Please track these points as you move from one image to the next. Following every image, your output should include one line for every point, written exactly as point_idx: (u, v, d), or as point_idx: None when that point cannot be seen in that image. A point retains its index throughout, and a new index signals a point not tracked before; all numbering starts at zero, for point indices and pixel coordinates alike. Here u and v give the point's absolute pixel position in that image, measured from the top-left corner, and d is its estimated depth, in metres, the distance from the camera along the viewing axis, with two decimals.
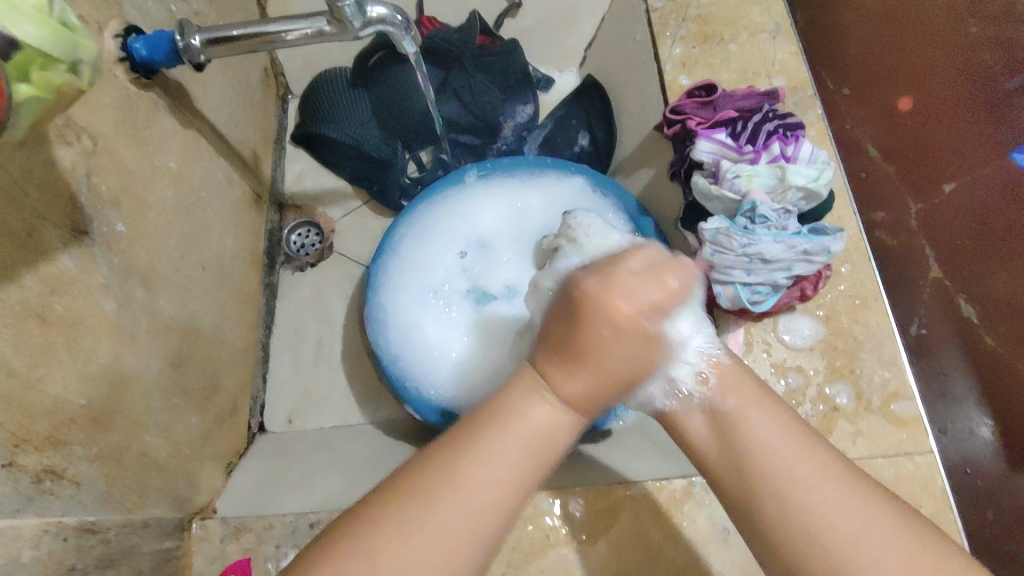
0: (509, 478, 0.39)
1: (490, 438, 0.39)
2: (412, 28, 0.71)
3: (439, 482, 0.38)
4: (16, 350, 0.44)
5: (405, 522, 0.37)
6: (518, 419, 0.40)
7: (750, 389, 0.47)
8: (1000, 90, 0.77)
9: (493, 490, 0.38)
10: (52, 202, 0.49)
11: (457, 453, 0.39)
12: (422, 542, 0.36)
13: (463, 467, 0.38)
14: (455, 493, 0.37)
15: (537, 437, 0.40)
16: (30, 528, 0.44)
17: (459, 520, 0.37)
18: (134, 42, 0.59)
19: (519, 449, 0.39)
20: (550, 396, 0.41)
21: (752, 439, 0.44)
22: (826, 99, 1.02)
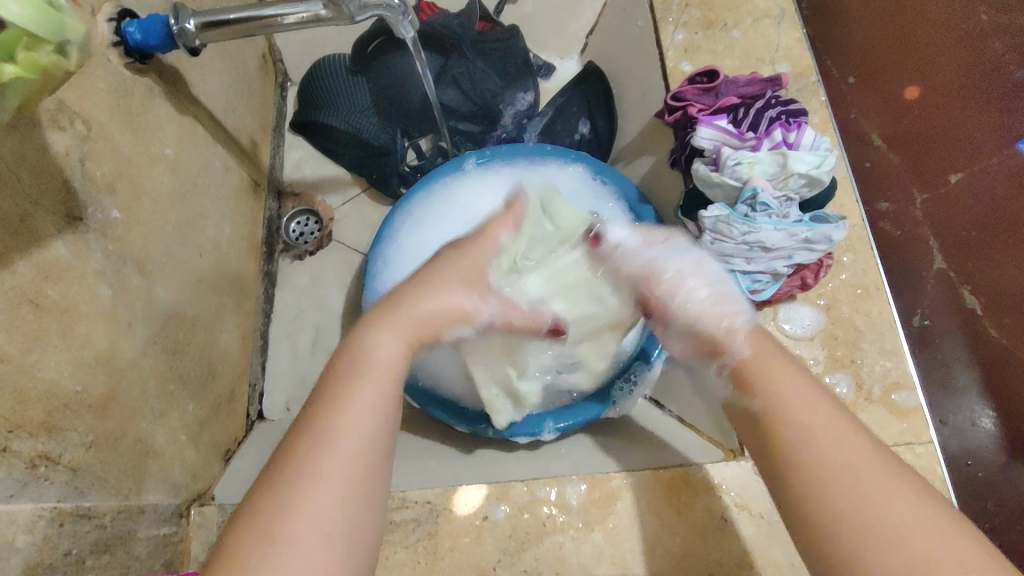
0: (371, 405, 0.42)
1: (347, 390, 0.43)
2: (409, 13, 0.70)
3: (295, 463, 0.39)
4: (9, 335, 0.44)
5: (295, 489, 0.38)
6: (368, 355, 0.45)
7: (775, 363, 0.48)
8: (1010, 80, 0.86)
9: (367, 417, 0.42)
10: (45, 186, 0.48)
11: (317, 420, 0.41)
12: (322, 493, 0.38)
13: (333, 421, 0.41)
14: (328, 445, 0.40)
15: (388, 369, 0.45)
16: (24, 513, 0.44)
17: (351, 456, 0.40)
18: (129, 27, 0.58)
19: (372, 385, 0.43)
20: (394, 328, 0.47)
21: (792, 427, 0.44)
22: (831, 83, 0.91)
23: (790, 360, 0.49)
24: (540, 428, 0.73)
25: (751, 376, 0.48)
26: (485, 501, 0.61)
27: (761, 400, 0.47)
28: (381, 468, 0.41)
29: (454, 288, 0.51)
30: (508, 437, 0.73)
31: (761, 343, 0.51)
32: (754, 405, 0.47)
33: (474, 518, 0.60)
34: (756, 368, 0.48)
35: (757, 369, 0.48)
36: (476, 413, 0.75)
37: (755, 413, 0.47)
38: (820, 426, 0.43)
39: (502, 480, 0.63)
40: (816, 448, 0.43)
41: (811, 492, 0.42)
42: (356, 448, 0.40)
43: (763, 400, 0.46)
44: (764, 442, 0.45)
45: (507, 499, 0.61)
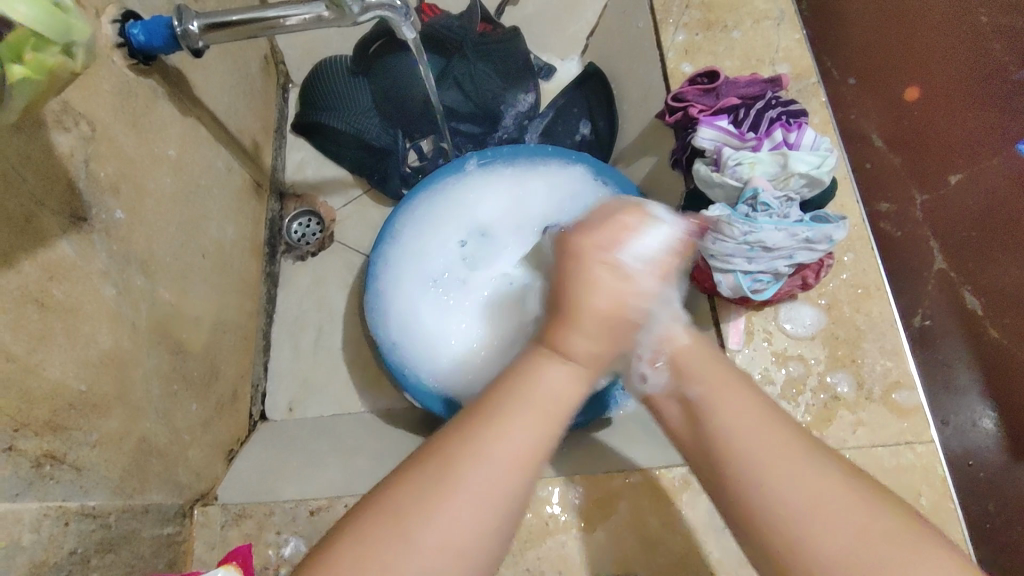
0: (527, 430, 0.38)
1: (502, 408, 0.39)
2: (411, 14, 0.70)
3: (433, 475, 0.36)
4: (15, 335, 0.44)
5: (423, 501, 0.35)
6: (530, 384, 0.40)
7: (718, 372, 0.46)
8: (1009, 82, 0.82)
9: (517, 446, 0.38)
10: (50, 187, 0.49)
11: (465, 433, 0.38)
12: (463, 510, 0.36)
13: (479, 442, 0.37)
14: (469, 465, 0.36)
15: (548, 405, 0.39)
16: (30, 512, 0.44)
17: (488, 478, 0.36)
18: (132, 28, 0.59)
19: (528, 409, 0.39)
20: (565, 360, 0.40)
21: (727, 415, 0.43)
22: (831, 84, 0.95)
23: (727, 363, 0.47)
24: None
25: (692, 378, 0.46)
26: None
27: (699, 392, 0.45)
28: (529, 485, 0.38)
29: (601, 273, 0.41)
30: None
31: (699, 345, 0.48)
32: (693, 394, 0.46)
33: None
34: (699, 371, 0.46)
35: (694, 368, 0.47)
36: None
37: (691, 402, 0.45)
38: (745, 416, 0.42)
39: None
40: (744, 432, 0.41)
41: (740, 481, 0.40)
42: (494, 471, 0.37)
43: (699, 389, 0.45)
44: (698, 434, 0.44)
45: None
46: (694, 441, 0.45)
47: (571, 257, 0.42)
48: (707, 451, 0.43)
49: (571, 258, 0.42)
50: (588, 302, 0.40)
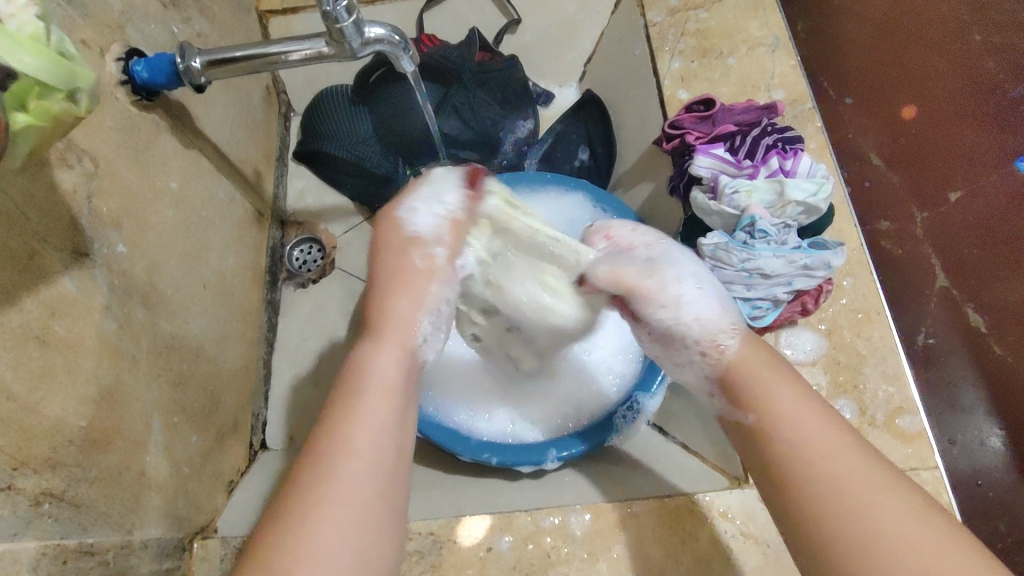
0: (374, 424, 0.44)
1: (352, 405, 0.45)
2: (410, 48, 0.71)
3: (321, 459, 0.42)
4: (16, 372, 0.45)
5: (296, 520, 0.40)
6: (364, 376, 0.47)
7: (769, 370, 0.49)
8: (1006, 98, 0.89)
9: (370, 432, 0.44)
10: (53, 225, 0.49)
11: (318, 448, 0.43)
12: (325, 509, 0.40)
13: (331, 449, 0.43)
14: (338, 459, 0.42)
15: (382, 383, 0.47)
16: (29, 551, 0.44)
17: (352, 467, 0.42)
18: (136, 66, 0.60)
19: (370, 405, 0.45)
20: (381, 342, 0.49)
21: (791, 431, 0.46)
22: (825, 105, 0.94)
23: (777, 363, 0.50)
24: (542, 457, 0.73)
25: (747, 409, 0.48)
26: (488, 532, 0.60)
27: (756, 417, 0.48)
28: (382, 476, 0.43)
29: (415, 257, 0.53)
30: (511, 466, 0.73)
31: (754, 350, 0.51)
32: (748, 420, 0.48)
33: (477, 550, 0.60)
34: (754, 384, 0.49)
35: (747, 371, 0.50)
36: (477, 441, 0.74)
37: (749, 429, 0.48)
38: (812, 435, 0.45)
39: (504, 510, 0.63)
40: (810, 444, 0.45)
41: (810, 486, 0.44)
42: (357, 459, 0.42)
43: (756, 416, 0.48)
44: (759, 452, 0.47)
45: (510, 530, 0.61)
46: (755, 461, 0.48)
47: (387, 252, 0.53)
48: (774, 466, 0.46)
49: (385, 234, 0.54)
50: (428, 285, 0.52)
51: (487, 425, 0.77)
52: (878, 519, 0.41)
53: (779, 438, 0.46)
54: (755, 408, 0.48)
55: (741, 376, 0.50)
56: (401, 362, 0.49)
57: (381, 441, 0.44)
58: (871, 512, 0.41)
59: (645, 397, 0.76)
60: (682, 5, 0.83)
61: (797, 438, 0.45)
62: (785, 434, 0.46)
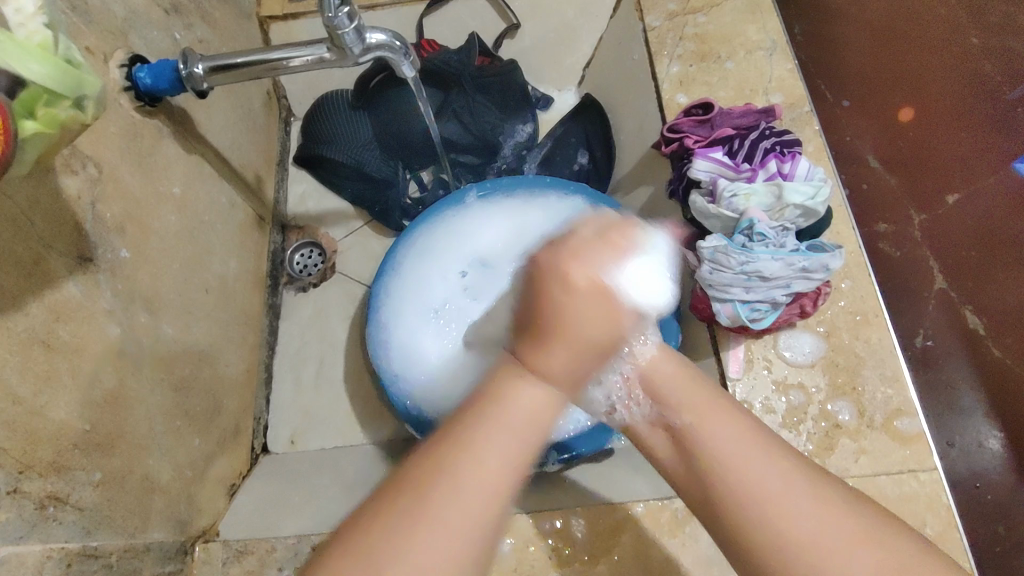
0: (504, 454, 0.38)
1: (477, 424, 0.38)
2: (411, 53, 0.71)
3: (438, 470, 0.37)
4: (22, 376, 0.45)
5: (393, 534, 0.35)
6: (506, 402, 0.39)
7: (702, 396, 0.46)
8: (1005, 101, 0.89)
9: (494, 467, 0.37)
10: (58, 230, 0.50)
11: (431, 459, 0.37)
12: (433, 533, 0.35)
13: (446, 468, 0.37)
14: (455, 477, 0.36)
15: (528, 422, 0.39)
16: (34, 554, 0.44)
17: (475, 494, 0.36)
18: (139, 71, 0.61)
19: (505, 432, 0.38)
20: (542, 379, 0.40)
21: (717, 442, 0.43)
22: (825, 107, 0.94)
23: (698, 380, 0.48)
24: (545, 458, 0.73)
25: (679, 411, 0.46)
26: None
27: (687, 420, 0.46)
28: (498, 517, 0.37)
29: (579, 273, 0.40)
30: None
31: (666, 361, 0.48)
32: (680, 422, 0.46)
33: None
34: (681, 398, 0.46)
35: (664, 381, 0.48)
36: None
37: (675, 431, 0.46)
38: (735, 440, 0.43)
39: (506, 513, 0.63)
40: (729, 450, 0.42)
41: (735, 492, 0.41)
42: (477, 490, 0.36)
43: (687, 420, 0.45)
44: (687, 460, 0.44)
45: (511, 532, 0.61)
46: (683, 470, 0.45)
47: (548, 280, 0.40)
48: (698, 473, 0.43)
49: (559, 284, 0.40)
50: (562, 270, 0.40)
51: None
52: (806, 525, 0.38)
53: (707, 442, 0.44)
54: (688, 411, 0.46)
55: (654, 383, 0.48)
56: (549, 399, 0.40)
57: (505, 469, 0.38)
58: (803, 524, 0.38)
59: None
60: (680, 9, 0.83)
61: (717, 440, 0.43)
62: (710, 443, 0.43)
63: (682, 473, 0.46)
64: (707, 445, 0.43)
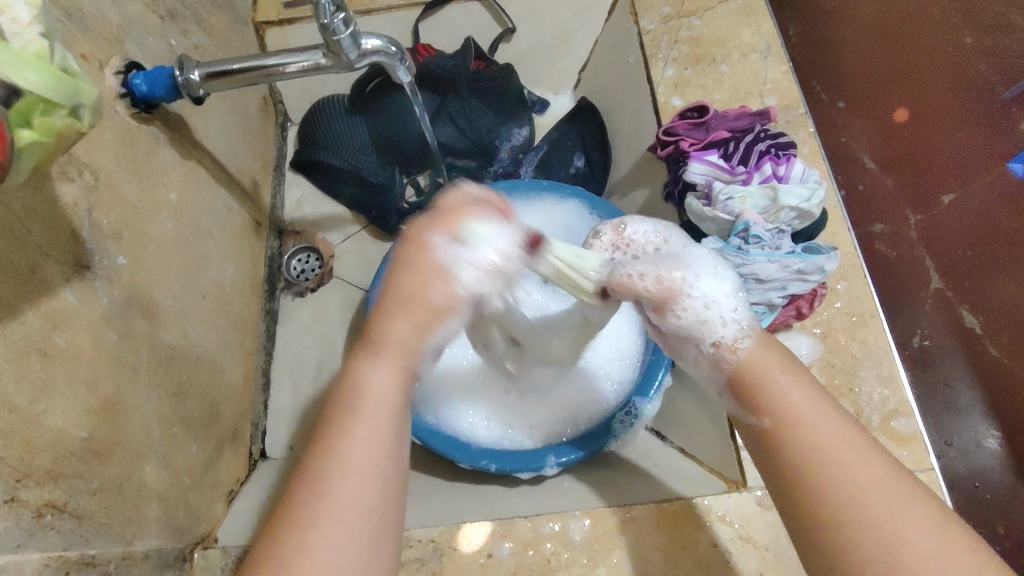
0: (375, 442, 0.41)
1: (343, 427, 0.41)
2: (406, 59, 0.71)
3: (319, 472, 0.39)
4: (18, 385, 0.45)
5: (299, 539, 0.37)
6: (360, 394, 0.42)
7: (779, 379, 0.46)
8: (998, 100, 0.89)
9: (368, 454, 0.40)
10: (54, 238, 0.50)
11: (312, 467, 0.40)
12: (328, 533, 0.37)
13: (323, 480, 0.39)
14: (336, 482, 0.39)
15: (382, 401, 0.42)
16: (31, 563, 0.44)
17: (355, 488, 0.39)
18: (135, 79, 0.61)
19: (371, 423, 0.41)
20: (376, 357, 0.43)
21: (813, 444, 0.42)
22: (820, 108, 0.95)
23: (792, 363, 0.48)
24: (541, 463, 0.73)
25: (760, 411, 0.45)
26: (489, 538, 0.61)
27: (770, 419, 0.44)
28: (386, 492, 0.40)
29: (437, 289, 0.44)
30: (510, 472, 0.73)
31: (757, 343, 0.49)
32: (763, 421, 0.45)
33: (478, 556, 0.60)
34: (757, 386, 0.46)
35: (755, 373, 0.47)
36: (477, 448, 0.75)
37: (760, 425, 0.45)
38: (829, 438, 0.43)
39: (505, 517, 0.63)
40: (823, 443, 0.42)
41: (835, 503, 0.41)
42: (355, 481, 0.39)
43: (772, 416, 0.44)
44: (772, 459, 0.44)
45: (510, 536, 0.61)
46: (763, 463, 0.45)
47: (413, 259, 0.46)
48: (795, 470, 0.43)
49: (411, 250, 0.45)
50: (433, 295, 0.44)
51: (486, 431, 0.78)
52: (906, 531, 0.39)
53: (797, 440, 0.43)
54: (770, 410, 0.44)
55: (743, 369, 0.48)
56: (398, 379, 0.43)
57: (380, 458, 0.40)
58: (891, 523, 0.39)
59: (644, 403, 0.76)
60: (675, 12, 0.83)
61: (811, 434, 0.43)
62: (808, 439, 0.43)
63: (760, 459, 0.46)
64: (799, 448, 0.43)
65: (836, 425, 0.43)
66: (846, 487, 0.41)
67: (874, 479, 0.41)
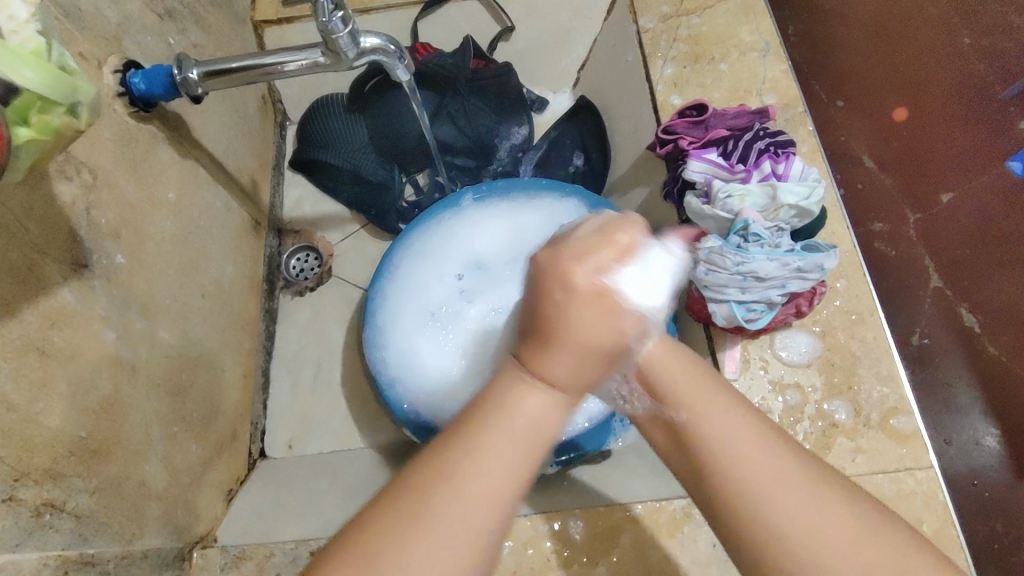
0: (508, 462, 0.36)
1: (478, 433, 0.37)
2: (405, 58, 0.71)
3: (434, 484, 0.35)
4: (16, 384, 0.45)
5: (395, 542, 0.34)
6: (506, 412, 0.37)
7: (691, 380, 0.42)
8: (996, 101, 0.89)
9: (501, 472, 0.36)
10: (51, 237, 0.50)
11: (431, 473, 0.36)
12: (430, 543, 0.34)
13: (440, 485, 0.35)
14: (451, 495, 0.35)
15: (526, 432, 0.37)
16: (30, 562, 0.44)
17: (475, 505, 0.35)
18: (133, 77, 0.61)
19: (510, 445, 0.37)
20: (541, 385, 0.38)
21: (722, 452, 0.39)
22: (819, 108, 0.95)
23: (701, 369, 0.44)
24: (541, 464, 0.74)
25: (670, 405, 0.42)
26: None
27: (682, 420, 0.41)
28: (508, 515, 0.36)
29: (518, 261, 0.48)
30: None
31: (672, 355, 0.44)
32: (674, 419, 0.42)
33: None
34: (673, 388, 0.42)
35: (659, 376, 0.43)
36: None
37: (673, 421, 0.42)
38: (738, 445, 0.39)
39: None
40: (729, 451, 0.39)
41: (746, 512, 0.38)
42: (476, 504, 0.35)
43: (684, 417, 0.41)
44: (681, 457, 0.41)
45: (510, 535, 0.61)
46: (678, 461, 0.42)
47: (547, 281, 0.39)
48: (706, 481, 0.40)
49: None
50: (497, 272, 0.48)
51: None
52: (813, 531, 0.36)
53: (707, 448, 0.39)
54: (683, 407, 0.41)
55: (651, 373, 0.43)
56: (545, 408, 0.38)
57: (504, 482, 0.36)
58: (798, 524, 0.36)
59: None
60: (673, 11, 0.84)
61: (719, 442, 0.39)
62: (708, 440, 0.40)
63: (676, 466, 0.42)
64: (707, 452, 0.39)
65: (745, 429, 0.40)
66: (755, 499, 0.37)
67: (792, 491, 0.37)
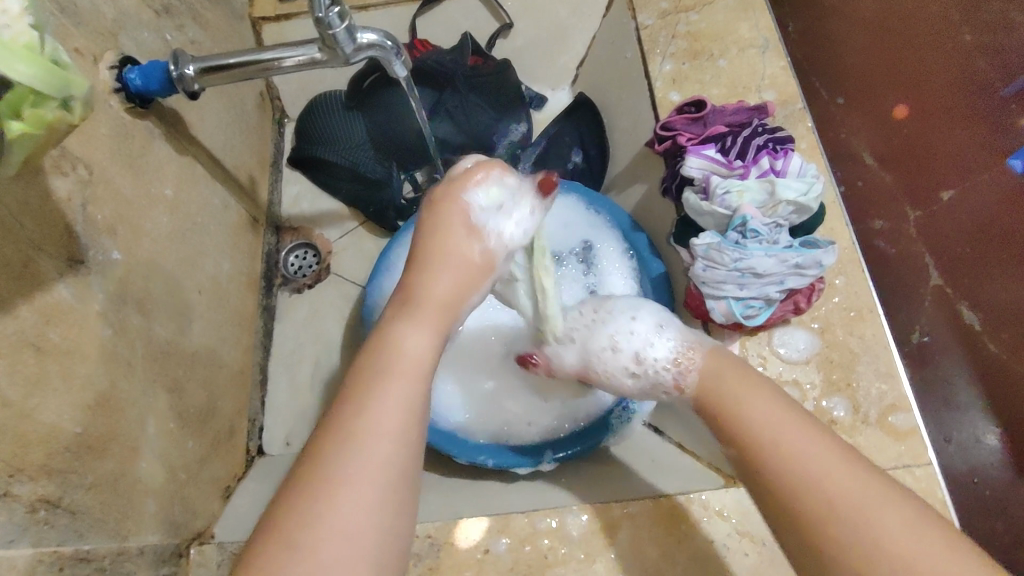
0: (403, 400, 0.42)
1: (379, 382, 0.43)
2: (401, 53, 0.71)
3: (347, 433, 0.40)
4: (10, 379, 0.45)
5: (308, 501, 0.38)
6: (394, 347, 0.45)
7: (739, 383, 0.51)
8: (997, 97, 0.85)
9: (391, 411, 0.42)
10: (46, 233, 0.49)
11: (333, 423, 0.41)
12: (345, 492, 0.38)
13: (344, 435, 0.40)
14: (360, 443, 0.40)
15: (414, 361, 0.45)
16: (24, 558, 0.44)
17: (383, 443, 0.40)
18: (130, 73, 0.60)
19: (399, 381, 0.43)
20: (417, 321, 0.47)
21: (783, 449, 0.45)
22: (819, 104, 0.98)
23: (750, 376, 0.52)
24: (540, 457, 0.75)
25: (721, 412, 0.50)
26: (485, 533, 0.61)
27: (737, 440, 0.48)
28: (406, 453, 0.41)
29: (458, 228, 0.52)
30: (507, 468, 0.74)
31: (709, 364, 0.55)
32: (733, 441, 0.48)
33: (475, 551, 0.60)
34: (727, 400, 0.50)
35: (720, 394, 0.51)
36: (475, 444, 0.76)
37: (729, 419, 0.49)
38: (792, 444, 0.45)
39: (502, 512, 0.63)
40: (784, 443, 0.45)
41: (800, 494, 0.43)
42: (376, 445, 0.40)
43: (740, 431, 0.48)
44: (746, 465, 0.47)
45: (507, 531, 0.61)
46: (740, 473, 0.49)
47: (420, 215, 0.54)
48: (767, 474, 0.45)
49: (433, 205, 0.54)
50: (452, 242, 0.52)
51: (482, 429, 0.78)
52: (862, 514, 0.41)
53: (765, 453, 0.46)
54: (737, 431, 0.48)
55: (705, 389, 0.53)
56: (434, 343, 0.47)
57: (401, 418, 0.42)
58: (867, 529, 0.41)
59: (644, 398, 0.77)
60: (672, 7, 0.83)
61: (773, 438, 0.46)
62: (760, 433, 0.47)
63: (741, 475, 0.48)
64: (765, 453, 0.46)
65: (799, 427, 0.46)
66: (805, 487, 0.43)
67: (842, 475, 0.43)
